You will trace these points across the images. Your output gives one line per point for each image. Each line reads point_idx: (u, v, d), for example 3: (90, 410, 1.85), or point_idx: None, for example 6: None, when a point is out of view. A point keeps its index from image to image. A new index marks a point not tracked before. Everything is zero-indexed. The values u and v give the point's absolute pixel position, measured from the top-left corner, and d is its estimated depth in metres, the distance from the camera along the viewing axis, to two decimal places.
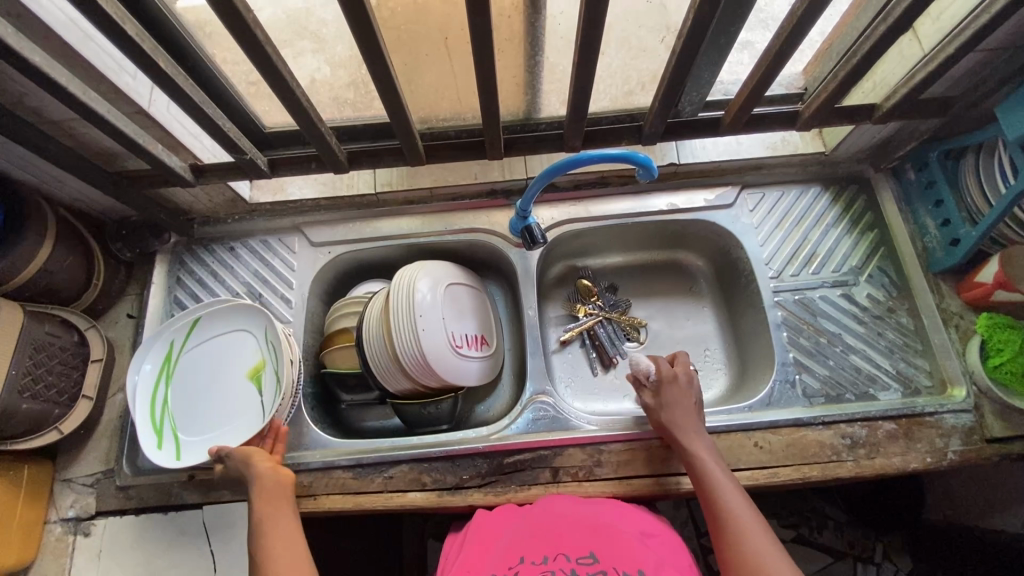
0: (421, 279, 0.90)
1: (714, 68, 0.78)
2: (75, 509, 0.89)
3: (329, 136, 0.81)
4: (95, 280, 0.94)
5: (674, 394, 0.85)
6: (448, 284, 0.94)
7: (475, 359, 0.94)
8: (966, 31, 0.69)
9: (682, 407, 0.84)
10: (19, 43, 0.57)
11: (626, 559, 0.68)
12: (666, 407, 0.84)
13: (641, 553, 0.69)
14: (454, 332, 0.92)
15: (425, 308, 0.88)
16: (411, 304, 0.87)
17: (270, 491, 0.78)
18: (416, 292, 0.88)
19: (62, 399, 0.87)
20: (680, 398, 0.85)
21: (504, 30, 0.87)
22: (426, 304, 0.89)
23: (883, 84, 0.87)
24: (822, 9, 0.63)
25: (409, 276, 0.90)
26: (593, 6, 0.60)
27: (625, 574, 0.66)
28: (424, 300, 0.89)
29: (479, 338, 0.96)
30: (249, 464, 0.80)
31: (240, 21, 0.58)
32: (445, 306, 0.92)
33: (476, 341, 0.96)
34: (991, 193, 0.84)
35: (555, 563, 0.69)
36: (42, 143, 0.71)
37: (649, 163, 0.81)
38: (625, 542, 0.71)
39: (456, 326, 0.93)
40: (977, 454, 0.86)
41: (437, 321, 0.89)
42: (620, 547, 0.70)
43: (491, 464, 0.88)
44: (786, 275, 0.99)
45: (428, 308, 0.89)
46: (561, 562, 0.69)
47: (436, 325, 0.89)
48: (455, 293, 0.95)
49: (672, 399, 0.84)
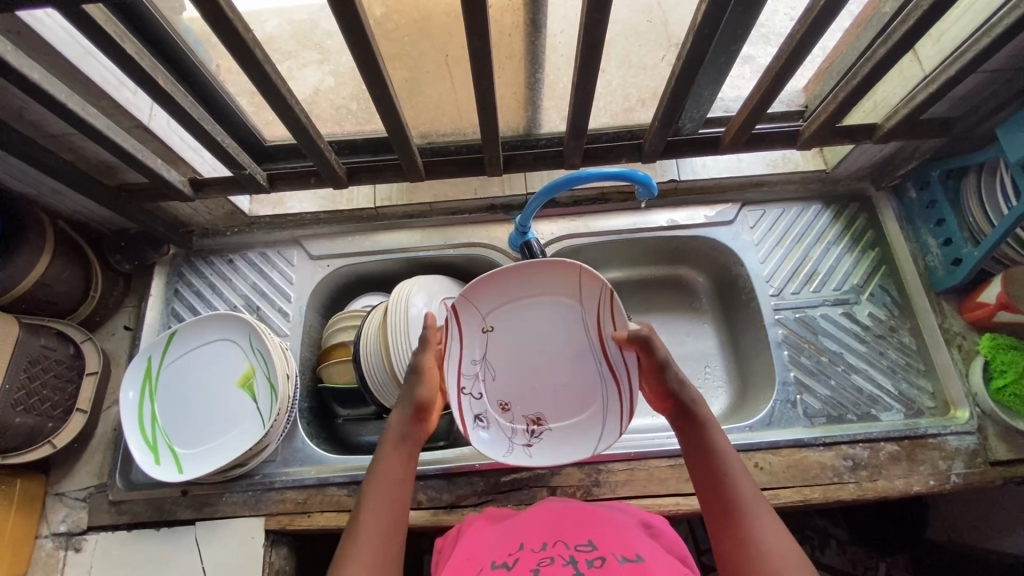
0: (556, 287, 0.77)
1: (715, 87, 0.78)
2: (67, 524, 0.88)
3: (328, 151, 0.81)
4: (92, 292, 0.94)
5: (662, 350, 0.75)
6: (585, 314, 0.77)
7: (503, 431, 0.77)
8: (966, 53, 0.69)
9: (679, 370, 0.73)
10: (18, 59, 0.57)
11: (624, 545, 0.61)
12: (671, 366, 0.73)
13: (639, 541, 0.62)
14: (496, 376, 0.76)
15: (501, 314, 0.77)
16: (502, 304, 0.77)
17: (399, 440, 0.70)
18: (524, 294, 0.77)
19: (56, 412, 0.86)
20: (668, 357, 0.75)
21: (505, 48, 0.82)
22: (519, 319, 0.78)
23: (883, 103, 0.87)
24: (820, 33, 0.64)
25: (575, 269, 0.75)
26: (591, 29, 0.61)
27: (626, 559, 0.59)
28: (513, 311, 0.77)
29: (541, 419, 0.77)
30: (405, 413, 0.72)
31: (241, 41, 0.58)
32: (537, 337, 0.77)
33: (530, 420, 0.77)
34: (992, 214, 0.83)
35: (554, 550, 0.61)
36: (41, 157, 0.71)
37: (649, 181, 0.82)
38: (625, 535, 0.64)
39: (509, 376, 0.77)
40: (980, 476, 0.85)
41: (499, 341, 0.77)
42: (622, 538, 0.63)
43: (488, 483, 0.87)
44: (787, 293, 0.98)
45: (510, 320, 0.77)
46: (560, 549, 0.61)
47: (495, 343, 0.77)
48: (578, 337, 0.77)
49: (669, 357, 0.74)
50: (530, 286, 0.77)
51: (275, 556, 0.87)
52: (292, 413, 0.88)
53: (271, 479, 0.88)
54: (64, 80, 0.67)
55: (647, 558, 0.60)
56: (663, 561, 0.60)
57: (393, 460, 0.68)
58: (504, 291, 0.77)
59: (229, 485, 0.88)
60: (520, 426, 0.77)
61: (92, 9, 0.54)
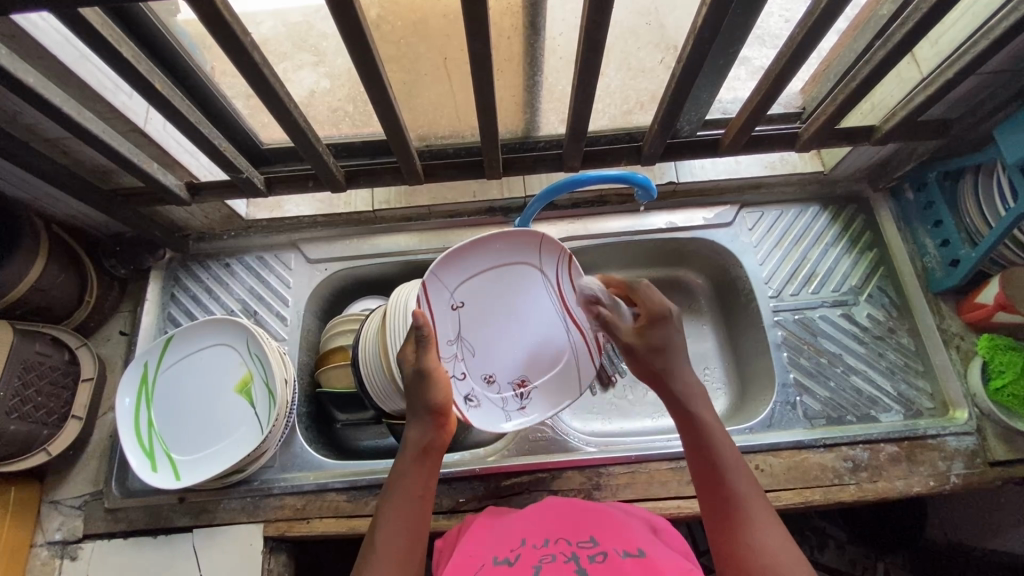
0: (516, 251, 0.80)
1: (714, 89, 0.78)
2: (62, 532, 0.87)
3: (326, 155, 0.80)
4: (87, 297, 0.93)
5: (648, 343, 0.73)
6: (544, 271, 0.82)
7: (494, 403, 0.81)
8: (965, 56, 0.70)
9: (666, 360, 0.72)
10: (13, 63, 0.56)
11: (625, 540, 0.60)
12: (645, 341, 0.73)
13: (641, 536, 0.62)
14: (474, 352, 0.79)
15: (467, 287, 0.78)
16: (465, 279, 0.78)
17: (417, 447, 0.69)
18: (484, 264, 0.79)
19: (50, 419, 0.85)
20: (650, 361, 0.72)
21: (504, 51, 0.82)
22: (483, 290, 0.79)
23: (881, 105, 0.87)
24: (820, 36, 0.64)
25: (536, 235, 0.79)
26: (592, 32, 0.61)
27: (628, 553, 0.58)
28: (477, 282, 0.79)
29: (525, 380, 0.82)
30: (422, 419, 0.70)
31: (239, 44, 0.58)
32: (504, 302, 0.81)
33: (516, 385, 0.82)
34: (990, 214, 0.84)
35: (556, 546, 0.60)
36: (35, 161, 0.71)
37: (648, 184, 0.82)
38: (626, 531, 0.63)
39: (487, 348, 0.80)
40: (980, 477, 0.85)
41: (469, 316, 0.79)
42: (623, 534, 0.62)
43: (487, 487, 0.87)
44: (786, 294, 0.98)
45: (477, 293, 0.79)
46: (562, 546, 0.60)
47: (465, 319, 0.78)
48: (540, 294, 0.82)
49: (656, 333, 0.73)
50: (492, 254, 0.79)
51: (274, 563, 0.86)
52: (291, 418, 0.88)
53: (269, 485, 0.88)
54: (60, 84, 0.67)
55: (649, 552, 0.59)
56: (665, 555, 0.59)
57: (413, 472, 0.67)
58: (465, 265, 0.78)
59: (227, 492, 0.87)
60: (509, 393, 0.82)
61: (88, 12, 0.54)
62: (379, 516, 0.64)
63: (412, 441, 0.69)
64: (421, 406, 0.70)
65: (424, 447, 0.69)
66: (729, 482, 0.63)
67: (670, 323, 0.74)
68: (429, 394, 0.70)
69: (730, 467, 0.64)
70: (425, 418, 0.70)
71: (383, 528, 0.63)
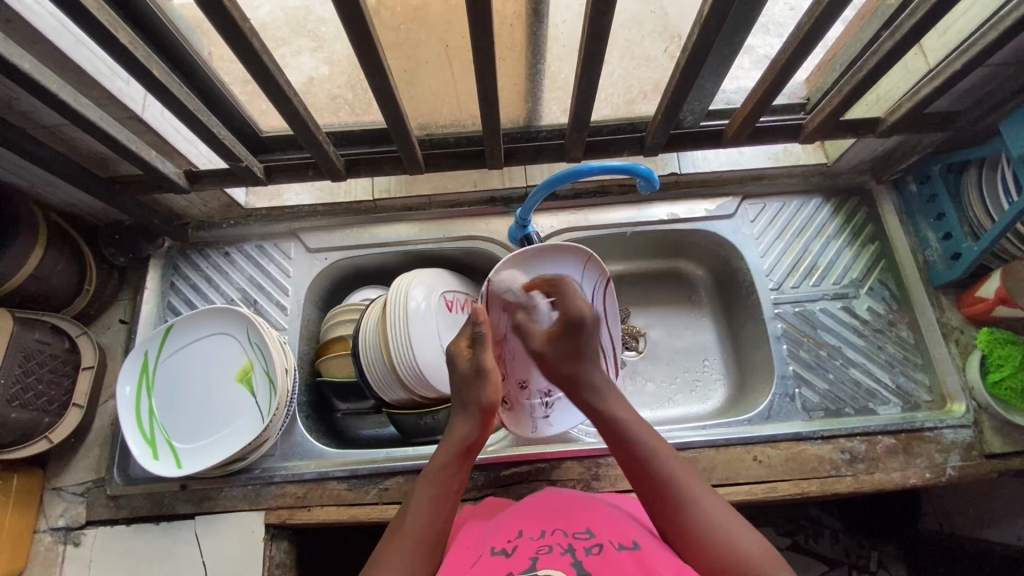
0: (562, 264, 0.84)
1: (718, 79, 0.77)
2: (65, 518, 0.88)
3: (326, 143, 0.80)
4: (87, 285, 0.93)
5: (561, 351, 0.72)
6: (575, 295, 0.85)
7: (522, 409, 0.85)
8: (973, 47, 0.69)
9: (578, 367, 0.71)
10: (8, 49, 0.56)
11: (620, 532, 0.61)
12: (563, 359, 0.72)
13: (634, 529, 0.62)
14: (518, 356, 0.82)
15: (524, 290, 0.81)
16: (526, 281, 0.81)
17: (460, 440, 0.69)
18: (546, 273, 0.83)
19: (52, 407, 0.86)
20: (567, 369, 0.71)
21: (506, 39, 0.81)
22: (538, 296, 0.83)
23: (887, 97, 0.86)
24: (827, 27, 0.63)
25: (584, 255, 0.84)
26: (597, 19, 0.60)
27: (623, 547, 0.58)
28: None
29: (553, 390, 0.86)
30: (467, 413, 0.70)
31: (238, 30, 0.57)
32: None
33: (544, 394, 0.85)
34: (993, 208, 0.83)
35: (552, 537, 0.60)
36: (32, 149, 0.70)
37: (650, 175, 0.82)
38: (620, 523, 0.64)
39: (529, 355, 0.83)
40: (975, 469, 0.86)
41: (516, 318, 0.82)
42: (617, 525, 0.63)
43: (487, 476, 0.88)
44: (786, 287, 0.98)
45: (531, 297, 0.82)
46: (558, 537, 0.60)
47: (518, 321, 0.81)
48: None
49: (567, 350, 0.71)
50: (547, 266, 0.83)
51: (276, 550, 0.87)
52: (291, 407, 0.88)
53: (271, 473, 0.88)
54: (56, 70, 0.66)
55: (643, 545, 0.60)
56: (659, 549, 0.59)
57: (451, 466, 0.67)
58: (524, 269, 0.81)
59: (229, 480, 0.88)
60: (537, 401, 0.85)
61: None
62: (407, 503, 0.65)
63: (455, 438, 0.69)
64: (469, 401, 0.70)
65: (468, 446, 0.69)
66: (650, 461, 0.65)
67: (586, 331, 0.71)
68: (483, 392, 0.70)
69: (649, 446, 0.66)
70: (474, 415, 0.70)
71: (411, 515, 0.63)
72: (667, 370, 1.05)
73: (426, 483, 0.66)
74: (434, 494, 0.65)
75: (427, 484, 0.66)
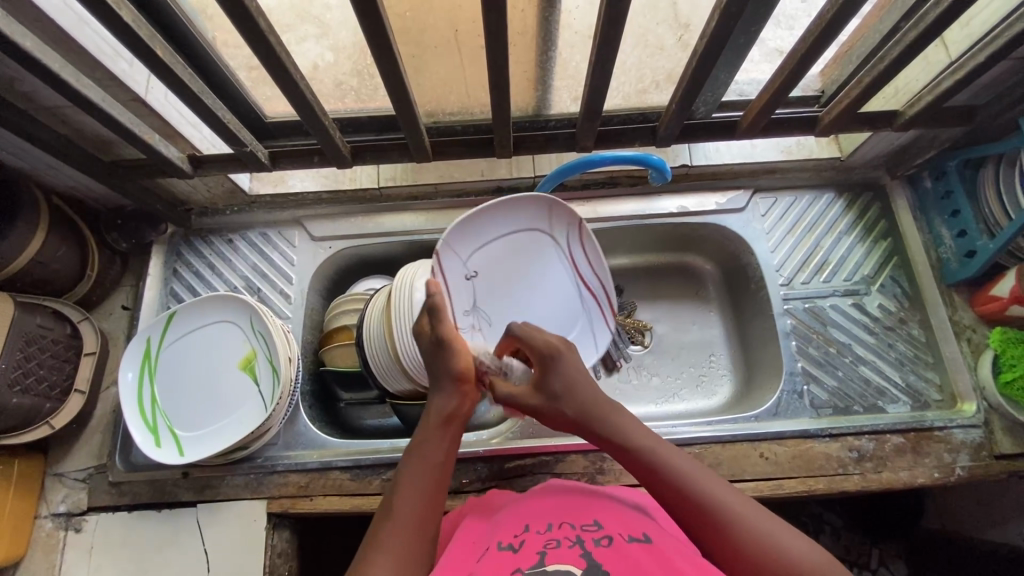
0: (522, 215, 0.81)
1: (734, 69, 0.75)
2: (66, 504, 0.88)
3: (332, 129, 0.78)
4: (89, 271, 0.92)
5: (549, 392, 0.66)
6: (554, 242, 0.85)
7: None
8: (999, 39, 0.67)
9: (578, 402, 0.65)
10: (11, 27, 0.54)
11: (629, 525, 0.60)
12: (558, 395, 0.65)
13: (642, 521, 0.61)
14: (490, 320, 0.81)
15: (479, 256, 0.79)
16: (476, 247, 0.79)
17: (439, 411, 0.66)
18: (503, 226, 0.80)
19: (53, 393, 0.85)
20: (562, 416, 0.65)
21: (518, 24, 0.79)
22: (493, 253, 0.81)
23: (905, 90, 0.84)
24: (850, 16, 0.61)
25: (543, 202, 0.80)
26: (614, 4, 0.58)
27: (632, 540, 0.57)
28: (485, 252, 0.80)
29: None
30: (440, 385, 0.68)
31: (244, 11, 0.55)
32: (520, 269, 0.83)
33: None
34: (1011, 207, 0.82)
35: (560, 531, 0.59)
36: (34, 131, 0.69)
37: (664, 166, 0.80)
38: (627, 514, 0.63)
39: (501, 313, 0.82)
40: (984, 470, 0.85)
41: (483, 285, 0.80)
42: (625, 517, 0.62)
43: (491, 469, 0.87)
44: (797, 283, 0.97)
45: (488, 261, 0.80)
46: (565, 530, 0.59)
47: (480, 288, 0.80)
48: (556, 265, 0.85)
49: (556, 386, 0.66)
50: (499, 220, 0.79)
51: (277, 539, 0.86)
52: (294, 397, 0.87)
53: (274, 462, 0.88)
54: (58, 50, 0.64)
55: (653, 536, 0.58)
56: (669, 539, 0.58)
57: (431, 437, 0.64)
58: (475, 234, 0.79)
59: (231, 468, 0.87)
60: None
61: None
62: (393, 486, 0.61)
63: (434, 410, 0.66)
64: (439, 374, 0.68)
65: (447, 415, 0.65)
66: (684, 486, 0.56)
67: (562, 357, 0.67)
68: (449, 360, 0.68)
69: (672, 465, 0.58)
70: (446, 385, 0.68)
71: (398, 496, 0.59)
72: (672, 365, 1.04)
73: (412, 460, 0.62)
74: (418, 468, 0.61)
75: (411, 461, 0.62)
